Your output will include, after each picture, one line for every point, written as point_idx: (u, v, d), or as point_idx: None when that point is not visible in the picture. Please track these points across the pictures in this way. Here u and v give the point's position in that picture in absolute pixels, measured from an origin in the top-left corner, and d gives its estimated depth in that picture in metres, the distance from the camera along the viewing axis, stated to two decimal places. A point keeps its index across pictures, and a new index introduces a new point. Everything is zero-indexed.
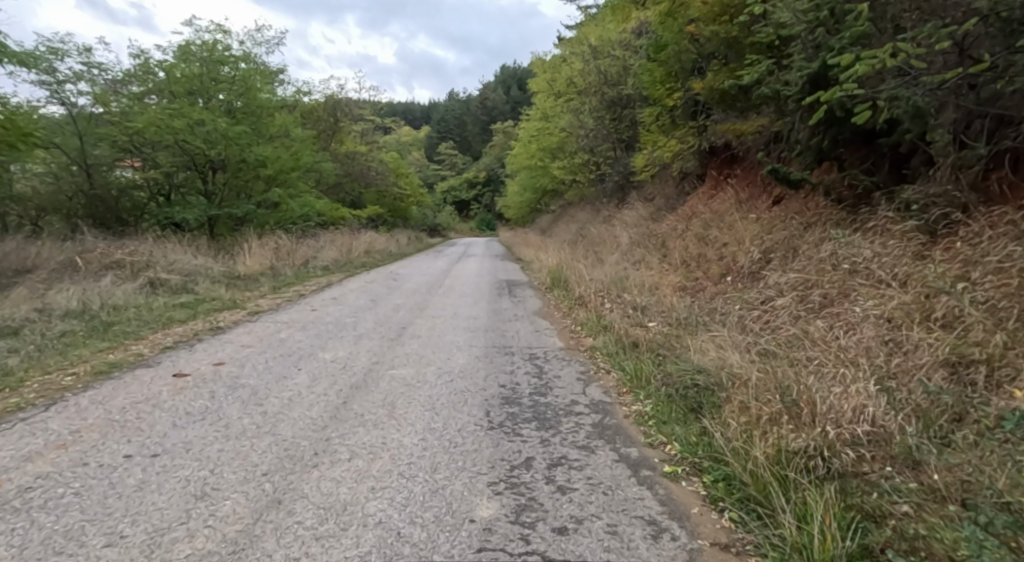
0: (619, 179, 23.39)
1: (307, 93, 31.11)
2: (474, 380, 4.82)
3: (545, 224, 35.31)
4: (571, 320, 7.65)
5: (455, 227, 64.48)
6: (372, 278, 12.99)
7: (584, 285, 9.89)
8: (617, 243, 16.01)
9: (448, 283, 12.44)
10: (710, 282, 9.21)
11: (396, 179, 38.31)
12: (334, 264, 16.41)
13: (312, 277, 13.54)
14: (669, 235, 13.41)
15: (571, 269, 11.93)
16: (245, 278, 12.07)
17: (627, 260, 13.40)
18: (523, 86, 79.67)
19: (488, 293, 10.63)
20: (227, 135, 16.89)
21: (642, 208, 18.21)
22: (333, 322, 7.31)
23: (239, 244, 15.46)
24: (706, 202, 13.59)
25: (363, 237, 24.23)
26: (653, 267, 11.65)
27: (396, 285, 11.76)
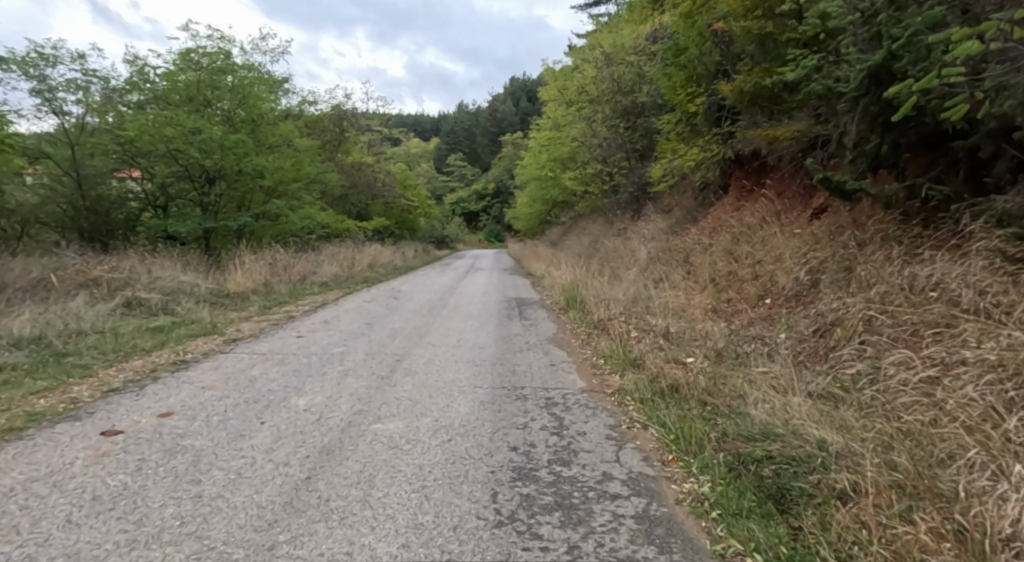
0: (632, 191, 22.43)
1: (312, 103, 30.55)
2: (478, 440, 3.82)
3: (556, 237, 34.40)
4: (591, 350, 6.67)
5: (464, 240, 63.75)
6: (372, 296, 12.10)
7: (604, 308, 8.93)
8: (634, 257, 15.04)
9: (453, 301, 11.49)
10: (746, 305, 8.21)
11: (403, 191, 37.59)
12: (333, 280, 15.57)
13: (308, 294, 12.70)
14: (692, 250, 12.43)
15: (587, 287, 11.00)
16: (234, 297, 11.23)
17: (646, 277, 12.43)
18: (532, 98, 79.35)
19: (497, 315, 9.66)
20: (223, 143, 16.17)
21: (660, 221, 17.23)
22: (317, 353, 6.35)
23: (234, 259, 14.69)
24: (732, 214, 12.61)
25: (368, 250, 23.40)
26: (677, 286, 10.67)
27: (397, 304, 10.84)
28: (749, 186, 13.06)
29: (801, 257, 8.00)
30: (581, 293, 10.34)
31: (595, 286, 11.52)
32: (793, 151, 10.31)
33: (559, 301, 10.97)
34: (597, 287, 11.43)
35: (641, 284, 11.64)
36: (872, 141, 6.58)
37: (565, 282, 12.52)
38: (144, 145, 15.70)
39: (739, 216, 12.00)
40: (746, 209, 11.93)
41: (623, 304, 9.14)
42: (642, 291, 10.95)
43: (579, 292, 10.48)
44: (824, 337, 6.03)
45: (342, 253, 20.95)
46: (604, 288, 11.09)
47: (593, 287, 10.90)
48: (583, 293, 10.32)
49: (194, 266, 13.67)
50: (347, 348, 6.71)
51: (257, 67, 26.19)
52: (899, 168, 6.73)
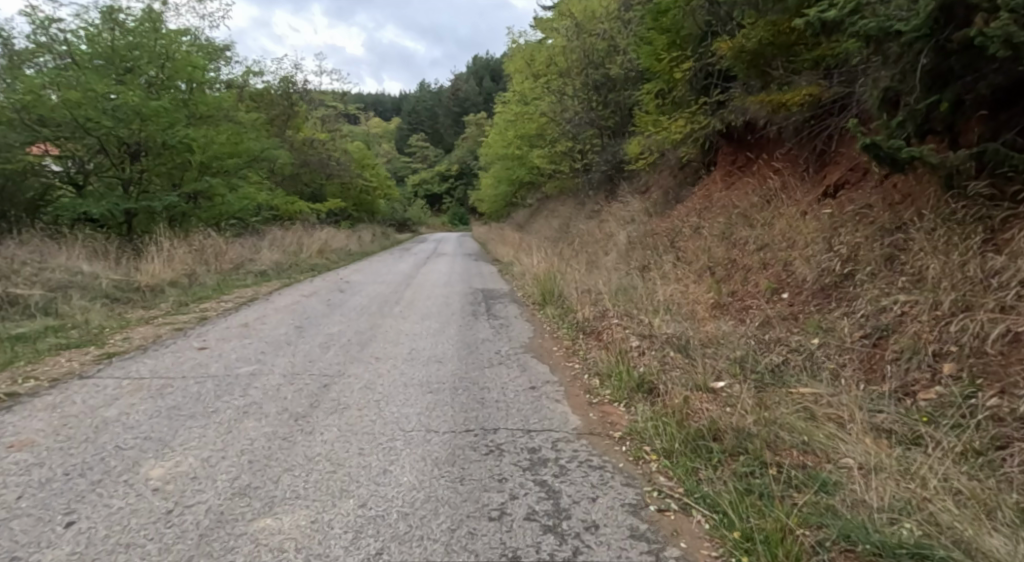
0: (605, 171, 21.08)
1: (258, 74, 27.99)
2: (426, 554, 2.32)
3: (523, 220, 32.98)
4: (581, 366, 5.26)
5: (426, 222, 61.69)
6: (315, 288, 10.42)
7: (588, 304, 7.52)
8: (611, 242, 13.71)
9: (409, 294, 9.91)
10: (757, 301, 6.94)
11: (360, 171, 35.35)
12: (274, 268, 13.76)
13: (240, 286, 10.88)
14: (679, 234, 11.19)
15: (566, 280, 9.61)
16: (144, 293, 9.35)
17: (628, 264, 11.14)
18: (496, 78, 77.17)
19: (460, 312, 8.15)
20: (141, 112, 13.95)
21: (637, 203, 15.93)
22: (216, 377, 4.72)
23: (155, 243, 12.73)
24: (722, 194, 11.40)
25: (320, 235, 21.44)
26: (667, 275, 9.37)
27: (342, 299, 9.20)
28: (740, 162, 11.85)
29: (822, 243, 6.75)
30: (558, 284, 8.93)
31: (574, 278, 10.13)
32: (799, 121, 9.07)
33: (533, 294, 9.52)
34: (577, 279, 10.05)
35: (625, 273, 10.31)
36: (924, 97, 5.33)
37: (538, 272, 11.07)
38: (46, 112, 13.43)
39: (731, 195, 10.79)
40: (739, 188, 10.74)
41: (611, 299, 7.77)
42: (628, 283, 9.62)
43: (556, 283, 9.05)
44: (876, 346, 4.77)
45: (289, 238, 18.98)
46: (583, 280, 9.71)
47: (573, 280, 9.51)
48: (562, 285, 8.90)
49: (106, 254, 11.68)
50: (261, 366, 5.08)
51: (192, 31, 23.63)
52: (955, 134, 5.51)
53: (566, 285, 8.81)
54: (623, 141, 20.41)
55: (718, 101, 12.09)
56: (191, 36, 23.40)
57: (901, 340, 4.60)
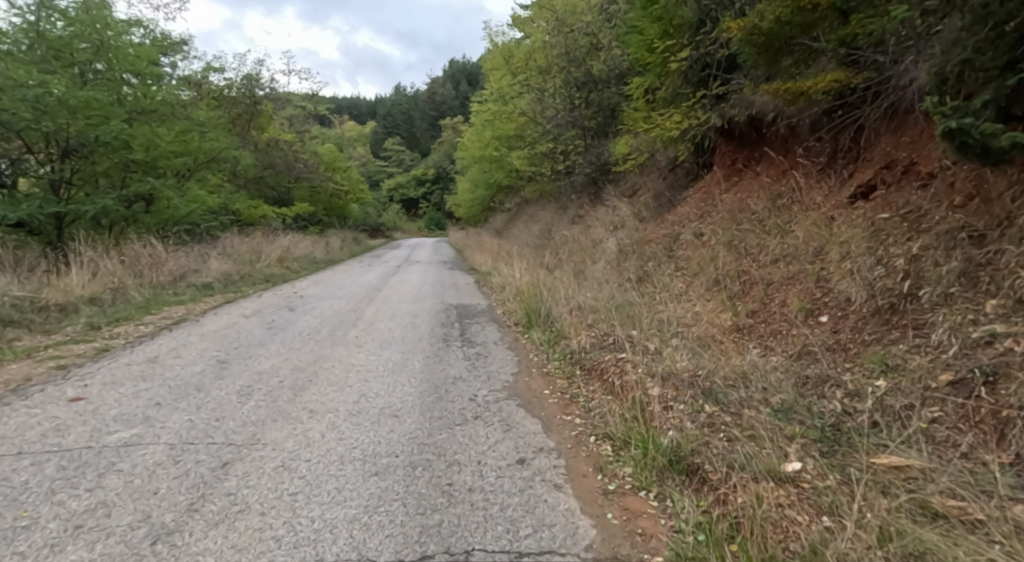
0: (588, 173, 19.95)
1: (217, 71, 26.22)
2: None
3: (502, 225, 31.81)
4: (584, 423, 3.97)
5: (402, 228, 60.15)
6: (260, 305, 8.96)
7: (584, 331, 6.25)
8: (599, 251, 12.50)
9: (369, 313, 8.50)
10: (787, 327, 5.75)
11: (330, 174, 33.70)
12: (223, 280, 12.24)
13: (174, 302, 9.35)
14: (678, 243, 10.03)
15: (554, 297, 8.35)
16: (48, 315, 7.75)
17: (621, 276, 9.94)
18: (472, 82, 76.22)
19: (427, 338, 6.82)
20: (68, 104, 12.30)
21: (625, 207, 14.78)
22: (68, 452, 3.29)
23: (81, 252, 11.10)
24: (724, 197, 10.27)
25: (282, 241, 19.85)
26: (669, 290, 8.17)
27: (288, 319, 7.76)
28: (742, 163, 10.75)
29: (867, 255, 5.59)
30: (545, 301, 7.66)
31: (564, 295, 8.87)
32: (816, 113, 7.98)
33: (515, 313, 8.23)
34: (567, 296, 8.79)
35: (619, 289, 9.10)
36: (1016, 74, 4.23)
37: (521, 286, 9.79)
38: None
39: (735, 199, 9.67)
40: (744, 192, 9.61)
41: (609, 322, 6.52)
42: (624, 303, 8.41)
43: (543, 300, 7.79)
44: (977, 396, 3.60)
45: (245, 246, 17.39)
46: (574, 299, 8.45)
47: (562, 297, 8.25)
48: (549, 302, 7.62)
49: (18, 264, 10.04)
50: (144, 429, 3.67)
51: (144, 23, 21.87)
52: None
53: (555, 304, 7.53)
54: (607, 142, 19.30)
55: (717, 94, 11.01)
56: (142, 27, 21.62)
57: (1016, 388, 3.42)
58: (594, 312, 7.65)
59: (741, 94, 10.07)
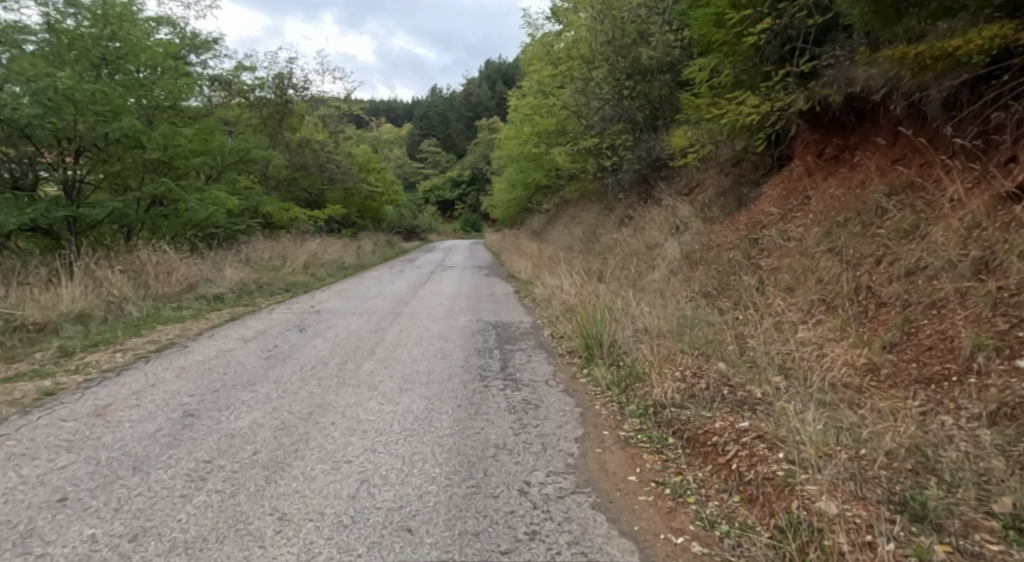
0: (638, 170, 18.36)
1: (248, 70, 25.63)
2: None
3: (540, 227, 30.41)
4: (708, 556, 2.46)
5: (438, 229, 59.33)
6: (267, 324, 7.71)
7: (669, 371, 4.73)
8: (658, 259, 10.91)
9: (390, 335, 7.12)
10: (960, 372, 4.11)
11: (364, 175, 32.84)
12: (239, 290, 11.17)
13: (173, 320, 8.20)
14: (761, 252, 8.38)
15: (617, 317, 6.83)
16: (19, 338, 6.65)
17: (690, 289, 8.38)
18: (509, 83, 75.30)
19: (459, 375, 5.37)
20: (75, 98, 11.41)
21: (685, 208, 13.15)
22: None
23: (86, 261, 10.16)
24: (816, 195, 8.58)
25: (310, 245, 18.86)
26: (762, 312, 6.56)
27: (293, 345, 6.44)
28: (835, 153, 9.02)
29: None
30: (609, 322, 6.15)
31: (627, 314, 7.35)
32: (955, 84, 6.25)
33: (568, 335, 6.74)
34: (630, 316, 7.27)
35: (692, 309, 7.51)
36: None
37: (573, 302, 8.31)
38: None
39: (834, 198, 7.97)
40: (844, 188, 7.91)
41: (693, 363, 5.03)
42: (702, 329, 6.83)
43: (605, 320, 6.28)
44: None
45: (271, 251, 16.46)
46: (641, 321, 6.91)
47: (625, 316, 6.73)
48: (614, 325, 6.11)
49: (12, 274, 9.11)
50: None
51: (174, 21, 21.32)
52: None
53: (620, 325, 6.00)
54: (659, 136, 17.65)
55: (803, 73, 9.31)
56: (170, 25, 20.99)
57: None
58: (671, 341, 6.11)
59: (838, 69, 8.36)
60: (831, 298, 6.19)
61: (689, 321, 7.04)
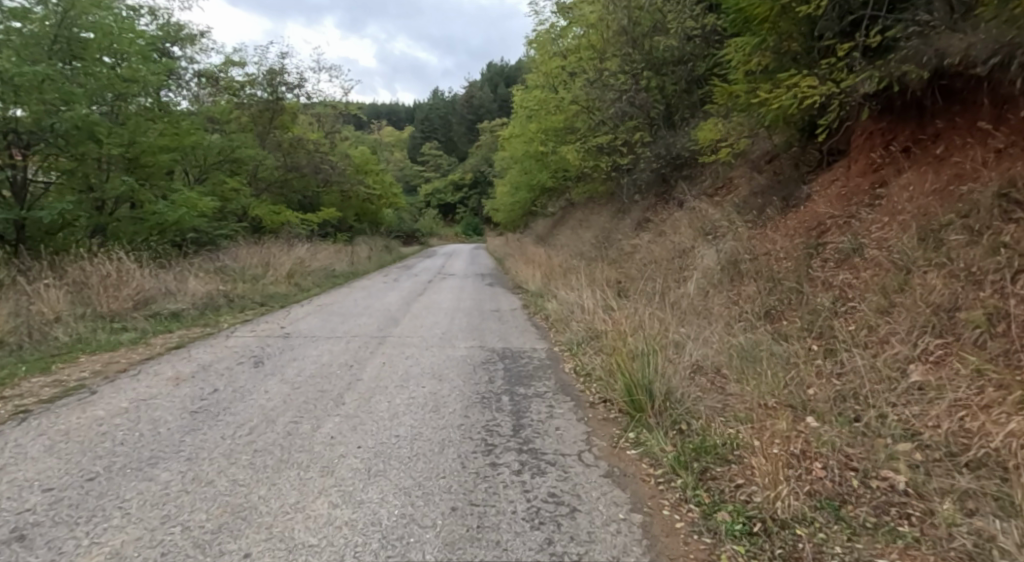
0: (656, 169, 16.81)
1: (237, 66, 24.18)
2: None
3: (546, 232, 28.94)
4: None
5: (439, 234, 57.88)
6: (217, 355, 6.17)
7: (771, 452, 3.18)
8: (692, 270, 9.35)
9: (368, 373, 5.57)
10: None
11: (362, 177, 31.39)
12: (205, 307, 9.68)
13: (108, 346, 6.68)
14: (830, 267, 6.83)
15: (666, 348, 5.27)
16: None
17: (743, 315, 6.85)
18: (512, 85, 74.10)
19: (456, 443, 3.81)
20: (13, 82, 9.95)
21: (716, 211, 11.59)
22: None
23: (20, 274, 8.66)
24: (894, 193, 7.04)
25: (298, 251, 17.35)
26: (856, 351, 5.03)
27: (240, 390, 4.88)
28: (914, 145, 7.48)
29: None
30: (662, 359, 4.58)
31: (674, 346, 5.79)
32: None
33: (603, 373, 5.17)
34: (678, 348, 5.70)
35: (755, 341, 5.96)
36: None
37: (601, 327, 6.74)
38: None
39: (924, 196, 6.42)
40: (936, 185, 6.37)
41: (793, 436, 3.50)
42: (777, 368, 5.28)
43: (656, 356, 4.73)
44: None
45: (253, 258, 14.99)
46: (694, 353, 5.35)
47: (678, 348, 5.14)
48: (670, 363, 4.55)
49: None
50: None
51: (156, 12, 19.91)
52: None
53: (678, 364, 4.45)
54: (678, 133, 16.15)
55: (871, 48, 7.72)
56: (151, 15, 19.60)
57: None
58: (743, 391, 4.55)
59: (922, 40, 6.81)
60: (954, 330, 4.63)
61: (755, 358, 5.46)
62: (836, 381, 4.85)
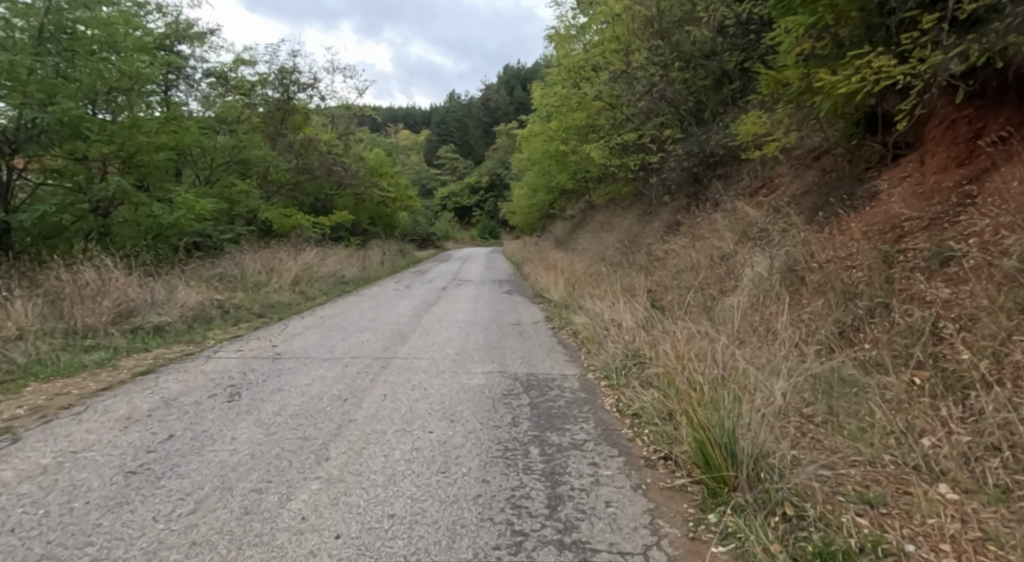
0: (688, 168, 15.63)
1: (248, 65, 23.51)
2: None
3: (565, 235, 27.88)
4: None
5: (455, 237, 57.02)
6: (188, 383, 5.18)
7: None
8: (740, 280, 8.22)
9: (363, 411, 4.54)
10: None
11: (376, 179, 30.61)
12: (194, 320, 8.77)
13: (68, 370, 5.75)
14: (922, 279, 5.69)
15: (738, 385, 4.17)
16: None
17: (815, 338, 5.74)
18: (528, 87, 73.21)
19: (471, 531, 2.75)
20: None
21: (760, 212, 10.41)
22: None
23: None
24: (997, 189, 5.88)
25: (306, 256, 16.47)
26: (985, 390, 3.92)
27: (199, 437, 3.87)
28: (1015, 133, 6.31)
29: None
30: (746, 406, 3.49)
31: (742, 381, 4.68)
32: None
33: (663, 420, 4.08)
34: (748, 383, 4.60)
35: (841, 373, 4.83)
36: None
37: (648, 353, 5.65)
38: None
39: None
40: None
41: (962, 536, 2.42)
42: (880, 412, 4.15)
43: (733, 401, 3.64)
44: None
45: (258, 263, 14.14)
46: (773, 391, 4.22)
47: (756, 386, 4.04)
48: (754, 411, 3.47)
49: None
50: None
51: (163, 10, 19.27)
52: None
53: (767, 413, 3.38)
54: (711, 129, 15.02)
55: (960, 20, 6.54)
56: (158, 12, 18.96)
57: None
58: (850, 450, 3.46)
59: None
60: None
61: (847, 398, 4.36)
62: (967, 431, 3.72)
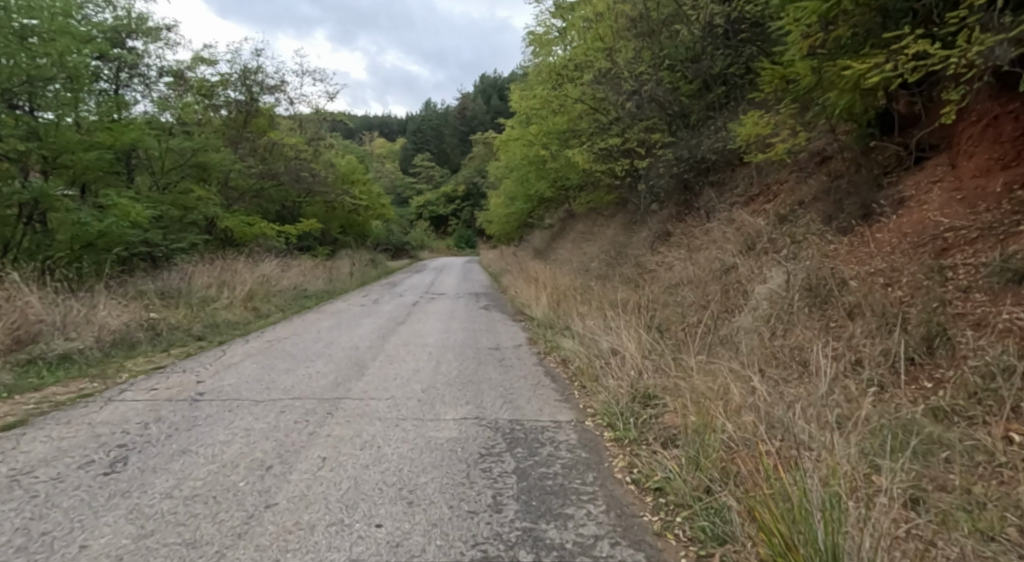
0: (677, 175, 14.75)
1: (208, 65, 22.08)
2: None
3: (544, 246, 26.88)
4: None
5: (430, 247, 55.66)
6: (59, 444, 3.88)
7: None
8: (751, 298, 7.22)
9: (288, 489, 3.29)
10: None
11: (347, 186, 29.27)
12: (114, 346, 7.43)
13: None
14: (985, 303, 4.75)
15: (806, 456, 3.07)
16: None
17: (861, 375, 4.71)
18: (504, 96, 72.53)
19: None
20: None
21: (766, 220, 9.45)
22: None
23: None
24: None
25: (265, 267, 15.10)
26: None
27: (27, 550, 2.59)
28: None
29: None
30: (843, 513, 2.40)
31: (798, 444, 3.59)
32: None
33: (710, 511, 2.96)
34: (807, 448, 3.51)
35: (915, 425, 3.79)
36: None
37: (665, 395, 4.54)
38: None
39: None
40: None
41: None
42: (986, 486, 3.13)
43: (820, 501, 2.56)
44: None
45: (209, 275, 12.76)
46: (850, 460, 3.14)
47: (833, 461, 2.96)
48: (857, 519, 2.38)
49: None
50: None
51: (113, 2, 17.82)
52: None
53: (878, 522, 2.29)
54: (701, 134, 14.21)
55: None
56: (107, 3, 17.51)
57: None
58: None
59: None
60: None
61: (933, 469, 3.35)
62: None
